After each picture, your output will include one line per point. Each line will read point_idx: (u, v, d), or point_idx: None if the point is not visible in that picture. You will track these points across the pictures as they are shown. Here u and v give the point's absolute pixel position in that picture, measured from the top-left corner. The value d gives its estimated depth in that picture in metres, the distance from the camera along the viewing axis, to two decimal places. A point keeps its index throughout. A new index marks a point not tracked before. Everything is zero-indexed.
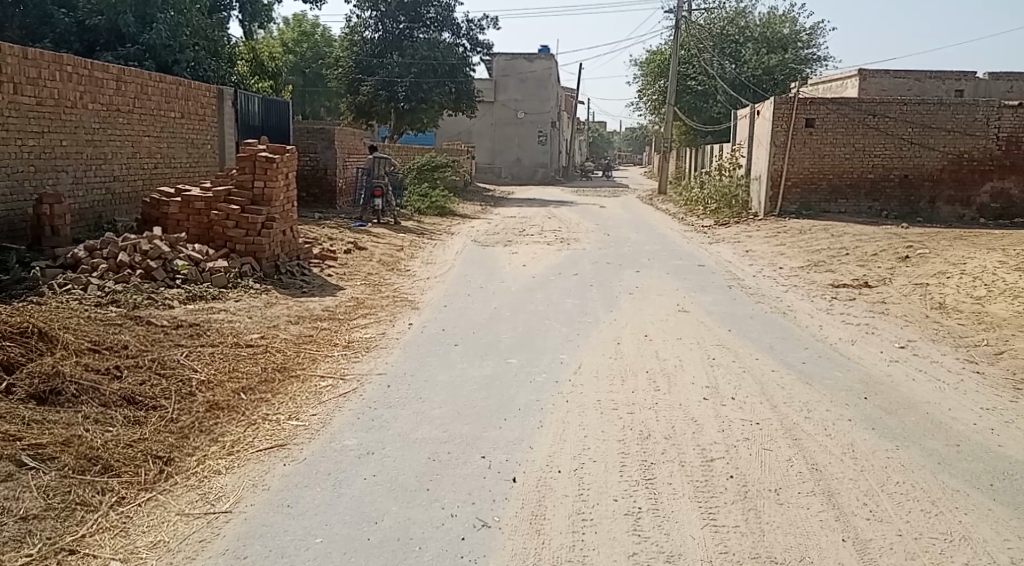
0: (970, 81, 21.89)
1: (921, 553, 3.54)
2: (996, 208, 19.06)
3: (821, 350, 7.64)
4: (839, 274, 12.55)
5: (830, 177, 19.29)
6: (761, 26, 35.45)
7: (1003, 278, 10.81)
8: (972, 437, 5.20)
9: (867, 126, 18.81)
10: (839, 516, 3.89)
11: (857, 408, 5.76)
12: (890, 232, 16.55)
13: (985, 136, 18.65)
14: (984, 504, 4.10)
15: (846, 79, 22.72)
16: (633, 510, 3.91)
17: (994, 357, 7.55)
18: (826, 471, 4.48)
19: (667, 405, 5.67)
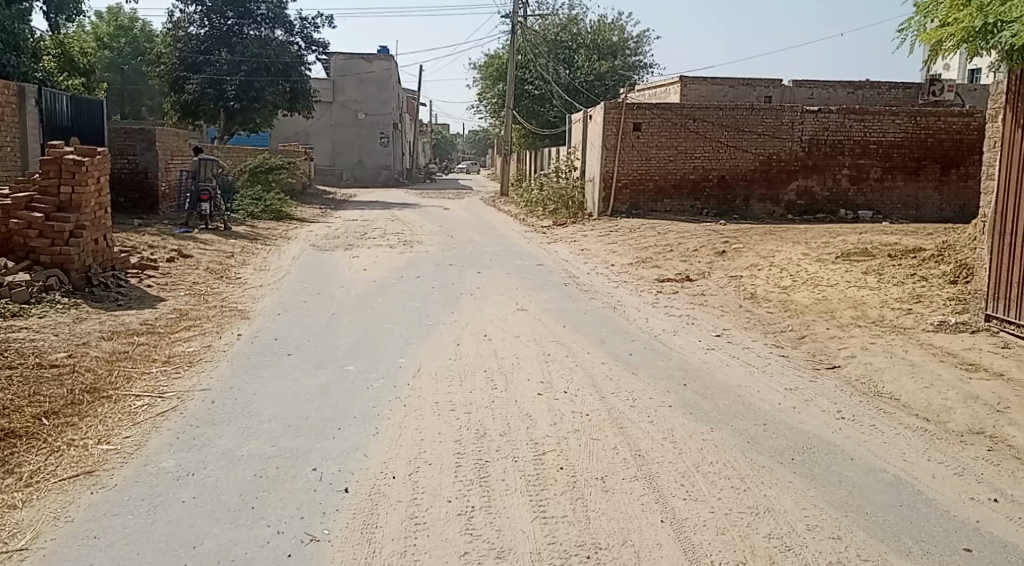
0: (776, 88, 23.74)
1: (731, 528, 3.78)
2: (801, 205, 20.74)
3: (647, 342, 8.04)
4: (664, 269, 13.26)
5: (656, 178, 20.34)
6: (592, 33, 36.92)
7: (805, 268, 11.81)
8: (777, 416, 5.65)
9: (688, 130, 20.01)
10: (659, 499, 4.10)
11: (678, 394, 6.11)
12: (710, 229, 17.67)
13: (790, 139, 20.28)
14: (785, 477, 4.45)
15: (669, 86, 24.07)
16: (466, 509, 3.94)
17: (796, 341, 8.24)
18: (648, 456, 4.71)
19: (503, 403, 5.76)
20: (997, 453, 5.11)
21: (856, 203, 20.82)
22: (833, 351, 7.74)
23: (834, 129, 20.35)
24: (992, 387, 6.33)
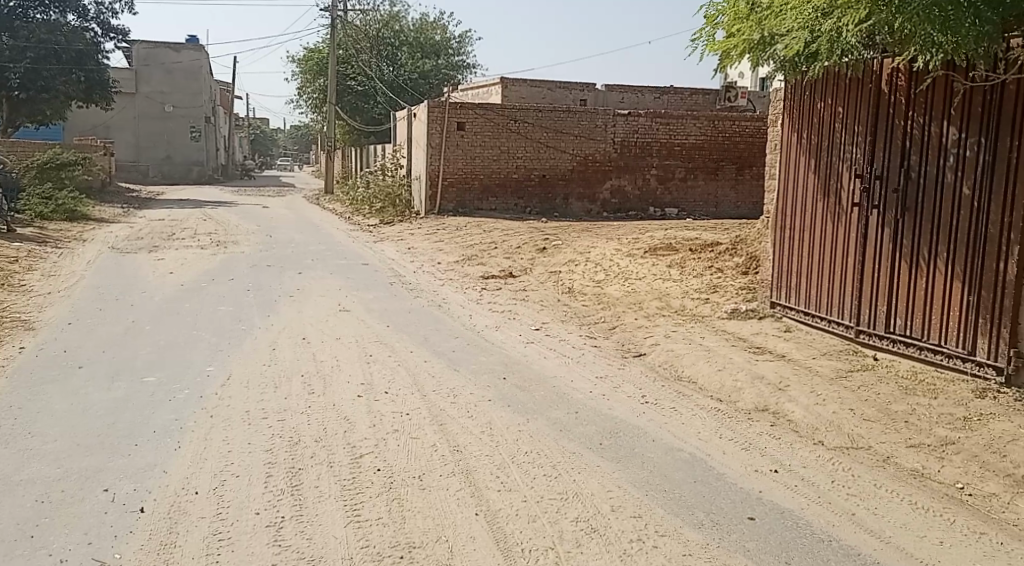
0: (591, 92, 24.79)
1: (542, 515, 3.91)
2: (615, 203, 21.76)
3: (470, 338, 8.13)
4: (488, 266, 13.47)
5: (481, 177, 20.63)
6: (414, 31, 36.84)
7: (618, 263, 12.42)
8: (589, 404, 5.91)
9: (509, 130, 20.42)
10: (474, 492, 4.16)
11: (497, 388, 6.24)
12: (532, 226, 18.14)
13: (604, 140, 21.23)
14: (595, 461, 4.67)
15: (491, 86, 24.48)
16: (276, 520, 3.81)
17: (609, 332, 8.66)
18: (466, 450, 4.77)
19: (319, 407, 5.61)
20: (778, 427, 5.63)
21: (664, 201, 22.16)
22: (641, 340, 8.20)
23: (643, 132, 21.54)
24: (775, 368, 6.96)
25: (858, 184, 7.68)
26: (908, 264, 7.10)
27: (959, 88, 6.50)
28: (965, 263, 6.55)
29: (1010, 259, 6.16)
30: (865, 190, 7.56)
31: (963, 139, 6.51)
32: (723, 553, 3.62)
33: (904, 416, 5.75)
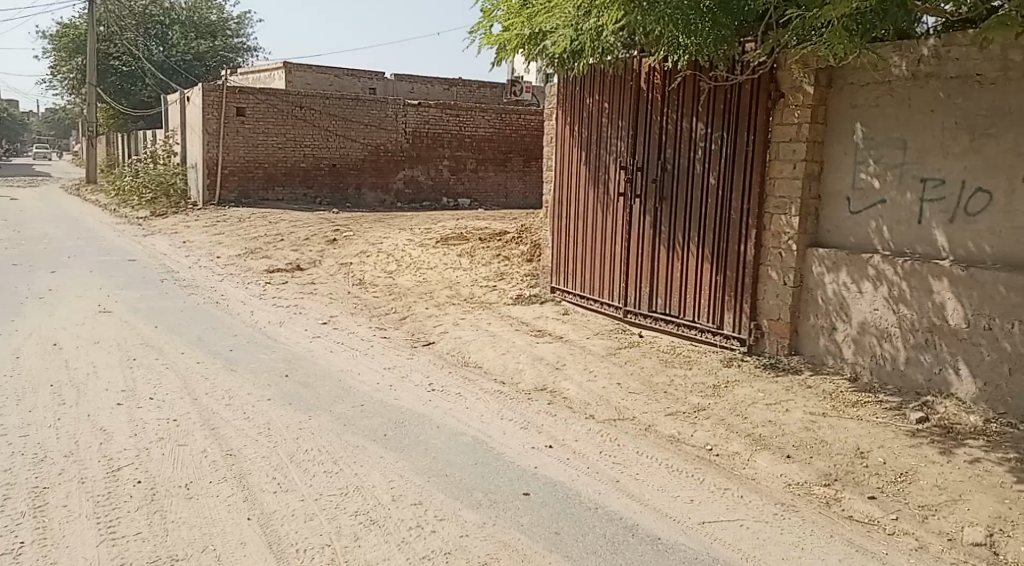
0: (380, 81, 24.51)
1: (318, 513, 3.82)
2: (408, 193, 21.72)
3: (250, 335, 7.76)
4: (273, 259, 12.92)
5: (265, 166, 19.69)
6: (186, 10, 34.53)
7: (409, 253, 12.41)
8: (374, 395, 5.86)
9: (295, 118, 19.67)
10: (247, 496, 3.98)
11: (278, 386, 6.02)
12: (322, 217, 17.67)
13: (395, 130, 21.08)
14: (377, 453, 4.64)
15: (273, 72, 23.46)
16: (13, 547, 3.43)
17: (399, 322, 8.63)
18: (240, 454, 4.56)
19: (71, 419, 5.11)
20: (556, 405, 5.91)
21: (456, 191, 22.44)
22: (429, 329, 8.25)
23: (433, 122, 21.64)
24: (554, 349, 7.30)
25: (622, 175, 8.22)
26: (666, 248, 7.71)
27: (704, 88, 7.16)
28: (714, 246, 7.23)
29: (749, 241, 6.88)
30: (629, 180, 8.11)
31: (709, 133, 7.18)
32: (498, 530, 3.74)
33: (665, 387, 6.26)
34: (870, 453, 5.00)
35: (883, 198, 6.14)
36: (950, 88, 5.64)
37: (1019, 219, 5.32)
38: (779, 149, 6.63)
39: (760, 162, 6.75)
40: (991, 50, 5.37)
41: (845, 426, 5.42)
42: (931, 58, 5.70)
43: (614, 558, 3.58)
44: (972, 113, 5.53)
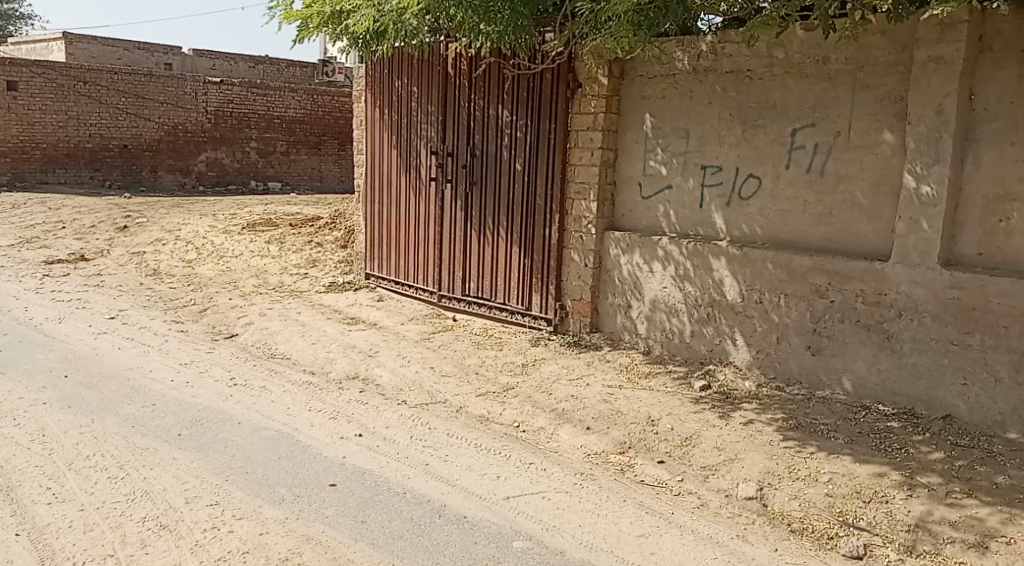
0: (176, 56, 22.93)
1: (100, 522, 3.55)
2: (212, 176, 20.55)
3: (23, 334, 7.03)
4: (53, 249, 11.77)
5: (42, 146, 17.67)
6: None
7: (212, 240, 11.76)
8: (168, 393, 5.51)
9: (78, 93, 17.89)
10: (15, 511, 3.62)
11: (56, 388, 5.51)
12: (112, 202, 16.31)
13: (195, 109, 19.82)
14: (170, 454, 4.37)
15: (51, 42, 21.27)
16: None
17: (198, 314, 8.17)
18: (9, 465, 4.14)
19: None
20: (366, 392, 5.85)
21: (265, 175, 21.51)
22: (231, 320, 7.87)
23: (238, 102, 20.57)
24: (364, 336, 7.21)
25: (432, 160, 8.22)
26: (477, 233, 7.83)
27: (508, 75, 7.32)
28: (521, 231, 7.44)
29: (554, 226, 7.15)
30: (439, 165, 8.13)
31: (515, 120, 7.36)
32: (301, 524, 3.66)
33: (474, 368, 6.37)
34: (661, 420, 5.37)
35: (671, 183, 6.58)
36: (726, 82, 6.13)
37: (783, 203, 5.90)
38: (579, 137, 6.93)
39: (562, 149, 7.02)
40: (758, 48, 5.91)
41: (640, 396, 5.79)
42: (709, 53, 6.19)
43: (419, 541, 3.61)
44: (744, 106, 6.05)
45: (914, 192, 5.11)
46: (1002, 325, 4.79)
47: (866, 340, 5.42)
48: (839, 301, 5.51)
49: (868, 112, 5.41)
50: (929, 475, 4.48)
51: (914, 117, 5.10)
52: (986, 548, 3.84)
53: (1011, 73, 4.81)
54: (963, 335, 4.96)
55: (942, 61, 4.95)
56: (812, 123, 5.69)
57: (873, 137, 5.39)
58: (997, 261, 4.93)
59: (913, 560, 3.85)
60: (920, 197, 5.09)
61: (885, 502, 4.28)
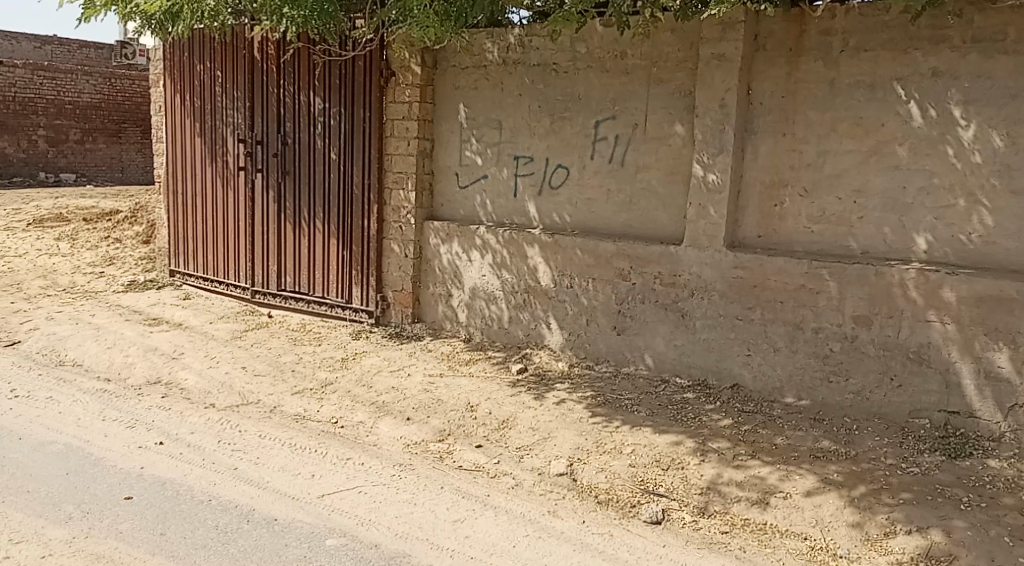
0: None
1: None
2: None
3: None
4: None
5: None
6: None
7: None
8: None
9: None
10: None
11: None
12: None
13: None
14: None
15: None
16: None
17: None
18: None
19: None
20: (171, 397, 5.52)
21: (57, 166, 19.67)
22: (15, 325, 7.16)
23: (22, 85, 18.64)
24: (170, 337, 6.80)
25: (240, 149, 7.86)
26: (292, 225, 7.58)
27: (318, 61, 7.13)
28: (338, 222, 7.28)
29: (371, 217, 7.07)
30: (248, 154, 7.79)
31: (327, 108, 7.19)
32: (90, 543, 3.40)
33: (290, 365, 6.19)
34: (479, 406, 5.46)
35: (485, 173, 6.69)
36: (533, 74, 6.31)
37: (589, 191, 6.16)
38: (394, 126, 6.89)
39: (377, 138, 6.94)
40: (562, 41, 6.13)
41: (458, 384, 5.87)
42: (516, 46, 6.34)
43: (225, 548, 3.46)
44: (550, 98, 6.25)
45: (702, 180, 5.51)
46: (778, 300, 5.27)
47: (665, 318, 5.78)
48: (642, 283, 5.84)
49: (662, 105, 5.75)
50: (719, 441, 4.89)
51: (701, 110, 5.49)
52: (767, 504, 4.25)
53: (781, 71, 5.28)
54: (746, 311, 5.41)
55: (723, 58, 5.36)
56: (613, 116, 5.97)
57: (666, 129, 5.75)
58: (774, 242, 5.42)
59: (705, 520, 4.18)
60: (708, 184, 5.49)
61: (681, 468, 4.62)
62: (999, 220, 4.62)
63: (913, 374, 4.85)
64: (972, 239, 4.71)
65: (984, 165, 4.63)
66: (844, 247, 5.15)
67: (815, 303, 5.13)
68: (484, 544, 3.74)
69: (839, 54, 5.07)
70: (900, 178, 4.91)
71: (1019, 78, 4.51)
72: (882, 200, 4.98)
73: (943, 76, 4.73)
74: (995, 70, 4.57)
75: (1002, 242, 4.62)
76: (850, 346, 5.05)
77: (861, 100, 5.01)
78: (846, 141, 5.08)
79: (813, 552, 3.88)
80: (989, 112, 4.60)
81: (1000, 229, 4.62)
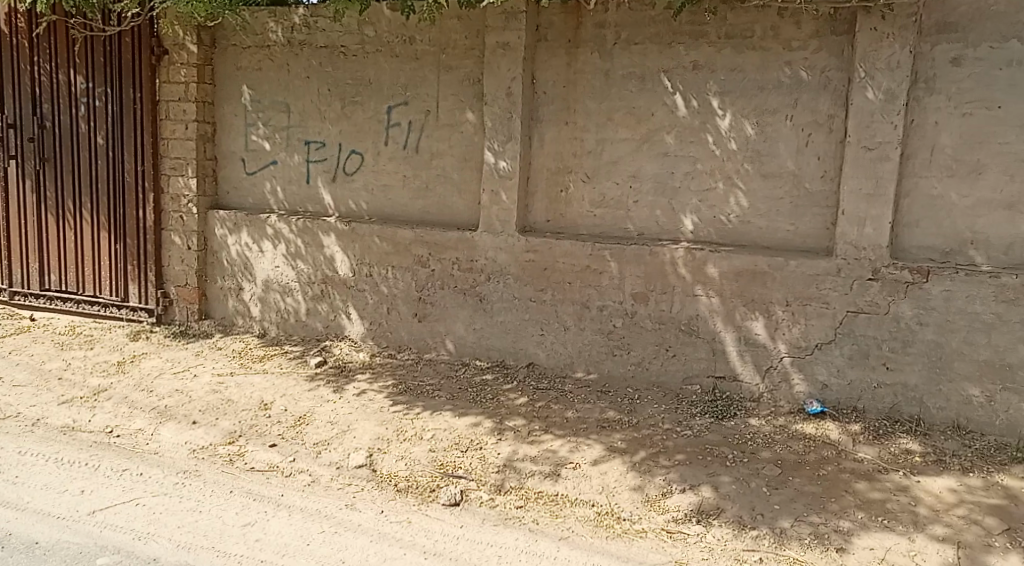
0: None
1: None
2: None
3: None
4: None
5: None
6: None
7: None
8: None
9: None
10: None
11: None
12: None
13: None
14: None
15: None
16: None
17: None
18: None
19: None
20: None
21: None
22: None
23: None
24: None
25: None
26: (55, 217, 6.90)
27: (78, 37, 6.53)
28: (110, 213, 6.72)
29: (148, 207, 6.59)
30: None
31: (91, 88, 6.59)
32: None
33: (57, 373, 5.64)
34: (273, 403, 5.27)
35: (273, 160, 6.43)
36: (321, 57, 6.13)
37: (384, 177, 6.11)
38: (169, 108, 6.44)
39: (150, 121, 6.47)
40: (349, 24, 6.01)
41: (251, 382, 5.62)
42: (302, 27, 6.14)
43: None
44: (340, 82, 6.11)
45: (493, 166, 5.63)
46: (567, 281, 5.50)
47: (462, 303, 5.86)
48: (439, 269, 5.88)
49: (452, 92, 5.80)
50: (515, 419, 5.05)
51: (489, 98, 5.60)
52: (558, 476, 4.44)
53: (562, 61, 5.50)
54: (539, 293, 5.61)
55: (508, 47, 5.50)
56: (405, 101, 5.94)
57: (458, 116, 5.80)
58: (562, 226, 5.65)
59: (501, 497, 4.30)
60: (498, 171, 5.62)
61: (479, 449, 4.72)
62: (753, 201, 5.09)
63: (685, 345, 5.25)
64: (732, 219, 5.16)
65: (739, 151, 5.08)
66: (624, 229, 5.46)
67: (601, 283, 5.41)
68: (276, 546, 3.62)
69: (613, 45, 5.35)
70: (670, 163, 5.27)
71: (765, 71, 4.97)
72: (655, 184, 5.33)
73: (702, 68, 5.12)
74: (746, 64, 5.02)
75: (756, 221, 5.10)
76: (632, 322, 5.37)
77: (634, 90, 5.32)
78: (622, 129, 5.38)
79: (600, 517, 4.10)
80: (742, 103, 5.04)
81: (754, 209, 5.09)
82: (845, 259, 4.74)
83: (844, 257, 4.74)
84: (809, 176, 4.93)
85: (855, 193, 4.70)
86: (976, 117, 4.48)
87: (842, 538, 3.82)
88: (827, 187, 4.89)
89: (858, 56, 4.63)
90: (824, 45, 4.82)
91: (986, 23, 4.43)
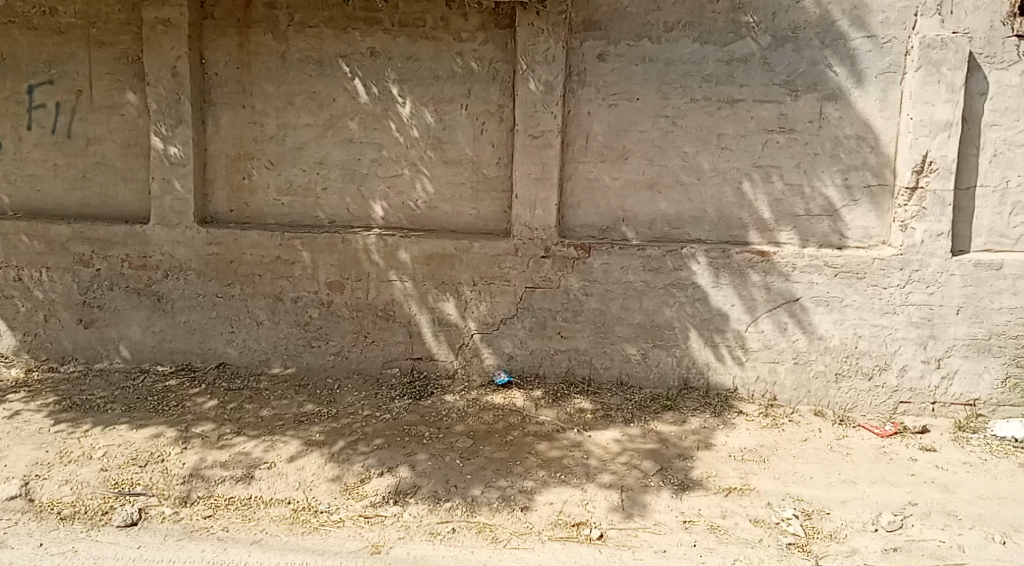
0: None
1: None
2: None
3: None
4: None
5: None
6: None
7: None
8: None
9: None
10: None
11: None
12: None
13: None
14: None
15: None
16: None
17: None
18: None
19: None
20: None
21: None
22: None
23: None
24: None
25: None
26: None
27: None
28: None
29: None
30: None
31: None
32: None
33: None
34: None
35: None
36: None
37: (30, 167, 5.41)
38: None
39: None
40: None
41: None
42: None
43: None
44: None
45: (163, 153, 5.20)
46: (257, 274, 5.26)
47: (138, 305, 5.35)
48: (106, 268, 5.31)
49: (107, 71, 5.25)
50: (203, 424, 4.73)
51: (151, 79, 5.15)
52: (250, 478, 4.23)
53: (231, 42, 5.22)
54: (224, 287, 5.29)
55: (168, 24, 5.09)
56: (49, 81, 5.31)
57: (116, 97, 5.27)
58: (246, 216, 5.39)
59: (186, 510, 4.00)
60: (168, 158, 5.20)
61: (161, 460, 4.35)
62: (436, 187, 5.24)
63: (382, 330, 5.26)
64: (418, 205, 5.27)
65: (421, 139, 5.19)
66: (313, 217, 5.34)
67: (291, 274, 5.24)
68: None
69: (286, 27, 5.18)
70: (355, 150, 5.24)
71: (438, 60, 5.12)
72: (341, 171, 5.27)
73: (378, 55, 5.14)
74: (420, 53, 5.12)
75: (441, 206, 5.26)
76: (327, 312, 5.27)
77: (311, 75, 5.19)
78: (302, 115, 5.24)
79: (295, 514, 3.99)
80: (419, 91, 5.15)
81: (438, 194, 5.25)
82: (521, 240, 5.06)
83: (521, 238, 5.06)
84: (486, 162, 5.18)
85: (526, 178, 5.03)
86: (622, 108, 5.00)
87: (526, 497, 4.10)
88: (503, 172, 5.17)
89: (520, 48, 4.94)
90: (490, 37, 5.07)
91: (623, 23, 4.95)
